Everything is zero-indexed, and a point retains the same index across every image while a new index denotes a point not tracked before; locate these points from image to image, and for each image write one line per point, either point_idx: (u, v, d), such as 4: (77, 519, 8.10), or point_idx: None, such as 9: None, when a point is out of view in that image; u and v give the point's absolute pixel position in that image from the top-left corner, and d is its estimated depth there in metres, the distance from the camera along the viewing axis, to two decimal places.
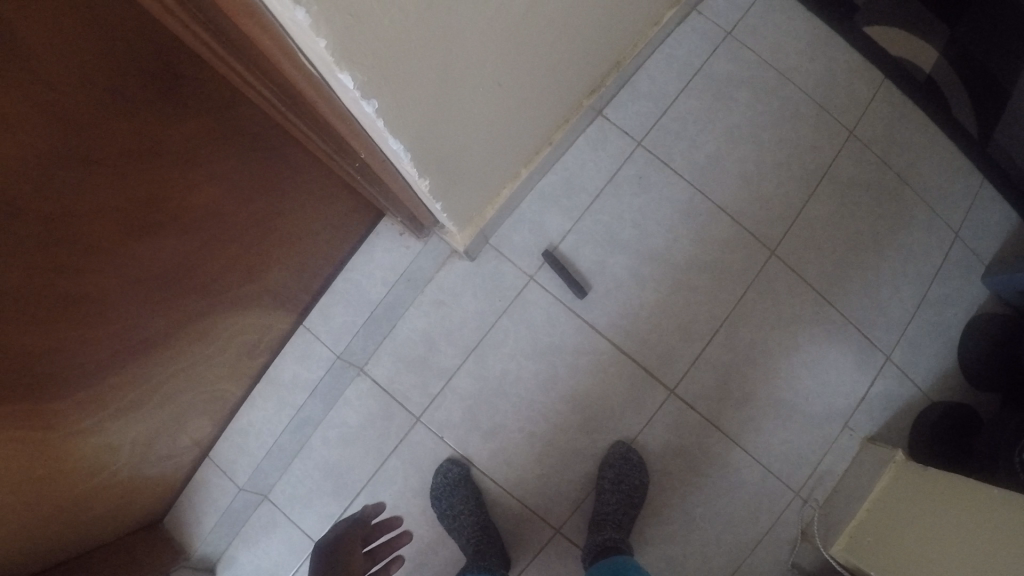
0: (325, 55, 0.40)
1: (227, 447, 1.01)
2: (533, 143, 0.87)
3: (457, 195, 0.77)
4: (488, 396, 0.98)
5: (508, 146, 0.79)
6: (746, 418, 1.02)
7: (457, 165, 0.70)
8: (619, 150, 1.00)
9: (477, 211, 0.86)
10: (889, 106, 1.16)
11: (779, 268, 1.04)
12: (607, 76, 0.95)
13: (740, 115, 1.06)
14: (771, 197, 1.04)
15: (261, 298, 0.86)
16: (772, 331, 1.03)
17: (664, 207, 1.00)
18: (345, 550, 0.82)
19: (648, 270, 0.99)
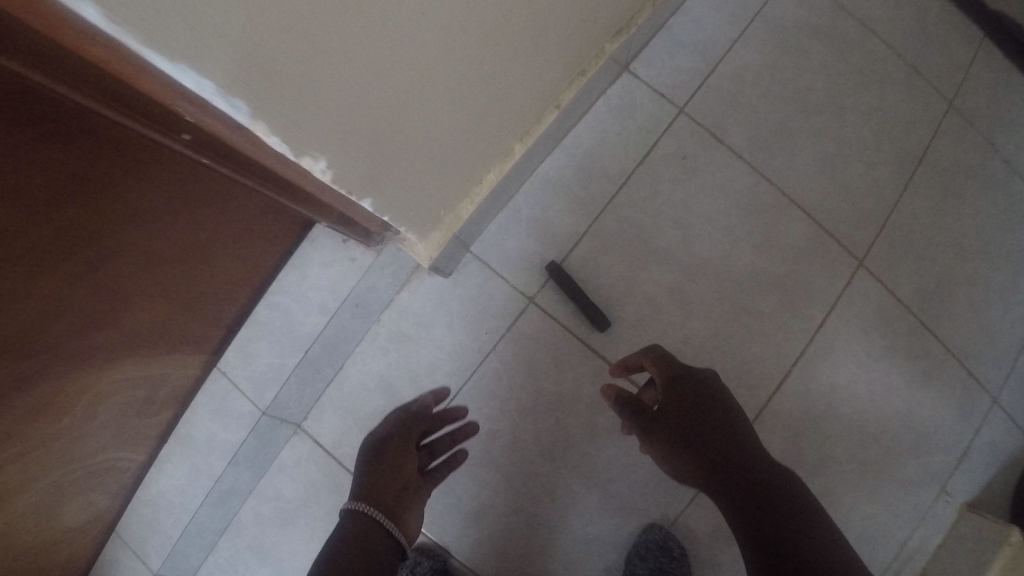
0: None
1: (139, 522, 0.75)
2: (534, 104, 0.55)
3: (401, 188, 0.48)
4: (466, 468, 0.67)
5: (490, 109, 0.48)
6: (823, 487, 0.73)
7: (383, 143, 0.41)
8: (652, 117, 0.71)
9: (444, 207, 0.55)
10: (991, 71, 0.89)
11: (871, 281, 0.75)
12: (640, 10, 0.66)
13: (813, 76, 0.78)
14: (855, 183, 0.76)
15: (110, 352, 0.55)
16: (866, 371, 0.74)
17: (715, 198, 0.71)
18: (407, 439, 0.60)
19: (695, 288, 0.69)
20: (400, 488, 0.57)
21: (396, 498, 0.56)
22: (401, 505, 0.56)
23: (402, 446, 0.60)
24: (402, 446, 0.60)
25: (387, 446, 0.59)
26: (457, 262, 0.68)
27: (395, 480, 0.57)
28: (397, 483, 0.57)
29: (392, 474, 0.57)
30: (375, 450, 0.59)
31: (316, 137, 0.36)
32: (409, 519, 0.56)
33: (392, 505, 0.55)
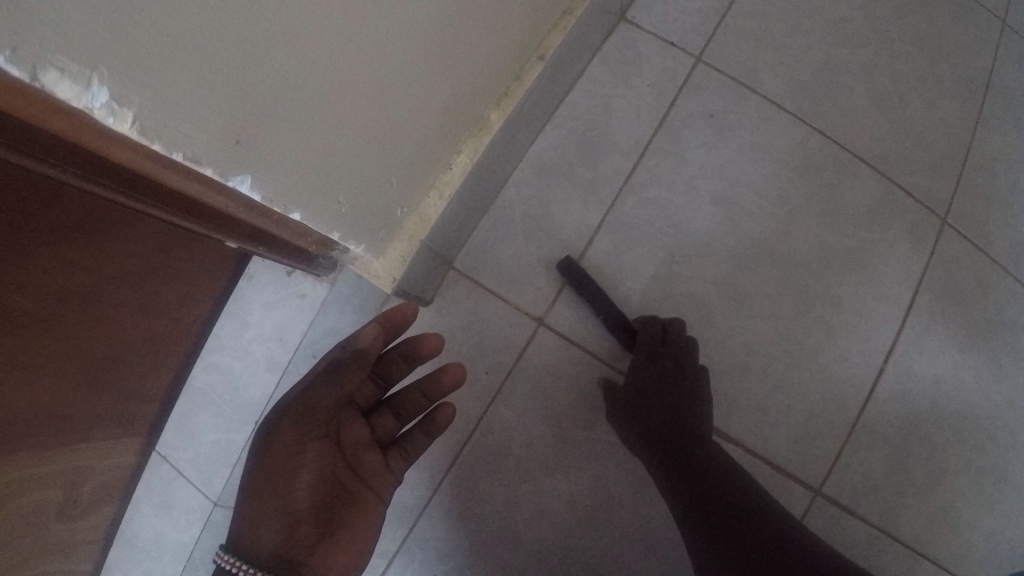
0: None
1: None
2: (507, 51, 0.41)
3: (300, 147, 0.28)
4: (484, 550, 0.51)
5: (445, 37, 0.32)
6: (951, 513, 0.56)
7: (227, 29, 0.20)
8: (665, 71, 0.57)
9: (400, 201, 0.39)
10: None
11: (963, 241, 0.59)
12: None
13: None
14: (922, 124, 0.61)
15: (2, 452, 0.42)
16: (976, 357, 0.58)
17: (757, 160, 0.56)
18: (320, 421, 0.43)
19: (747, 279, 0.54)
20: (316, 499, 0.43)
21: (306, 517, 0.42)
22: (317, 523, 0.42)
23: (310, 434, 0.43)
24: (303, 437, 0.43)
25: (283, 443, 0.43)
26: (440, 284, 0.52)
27: (299, 494, 0.42)
28: (303, 499, 0.42)
29: (293, 488, 0.42)
30: (273, 440, 0.43)
31: (60, 6, 0.15)
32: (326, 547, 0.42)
33: (295, 537, 0.41)
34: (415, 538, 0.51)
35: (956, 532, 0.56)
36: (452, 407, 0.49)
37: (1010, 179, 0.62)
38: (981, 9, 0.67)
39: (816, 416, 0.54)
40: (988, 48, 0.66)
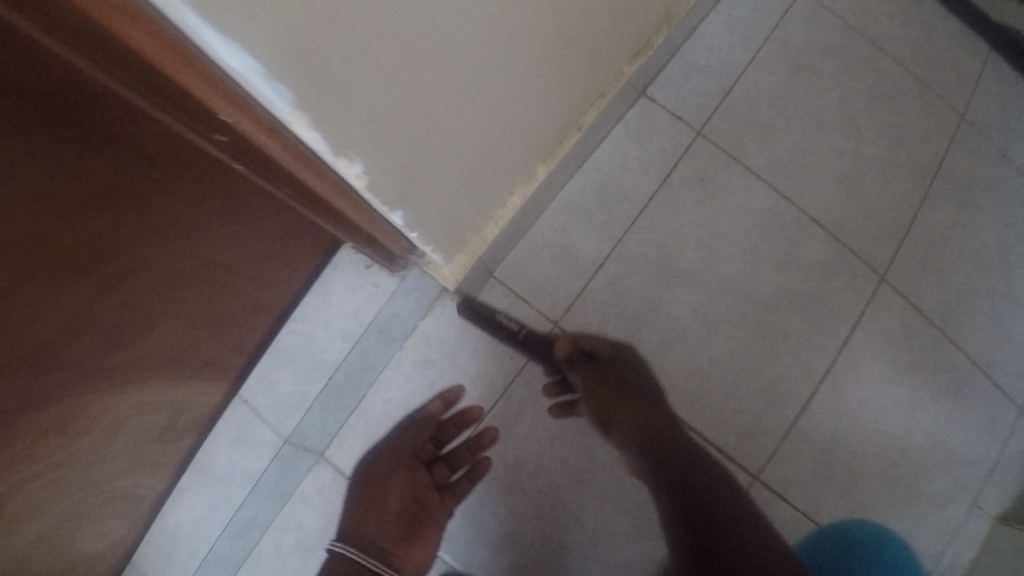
0: None
1: (150, 558, 0.71)
2: (556, 124, 0.57)
3: (435, 196, 0.47)
4: (497, 497, 0.69)
5: (516, 113, 0.48)
6: (865, 509, 0.70)
7: (421, 142, 0.39)
8: (670, 139, 0.72)
9: (470, 229, 0.56)
10: (999, 84, 0.92)
11: (896, 296, 0.74)
12: (655, 33, 0.68)
13: (831, 91, 0.79)
14: (877, 199, 0.77)
15: (161, 368, 0.61)
16: (900, 389, 0.72)
17: (737, 216, 0.71)
18: (405, 464, 0.68)
19: (720, 309, 0.69)
20: (397, 510, 0.67)
21: (393, 518, 0.67)
22: (398, 524, 0.66)
23: (399, 463, 0.68)
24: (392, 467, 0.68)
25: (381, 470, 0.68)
26: (480, 287, 0.67)
27: (390, 504, 0.67)
28: (392, 508, 0.66)
29: (386, 503, 0.66)
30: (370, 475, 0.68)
31: (357, 142, 0.35)
32: (405, 548, 0.66)
33: (387, 532, 0.66)
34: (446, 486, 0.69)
35: None
36: (487, 462, 0.70)
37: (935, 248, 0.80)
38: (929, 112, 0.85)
39: (758, 418, 0.69)
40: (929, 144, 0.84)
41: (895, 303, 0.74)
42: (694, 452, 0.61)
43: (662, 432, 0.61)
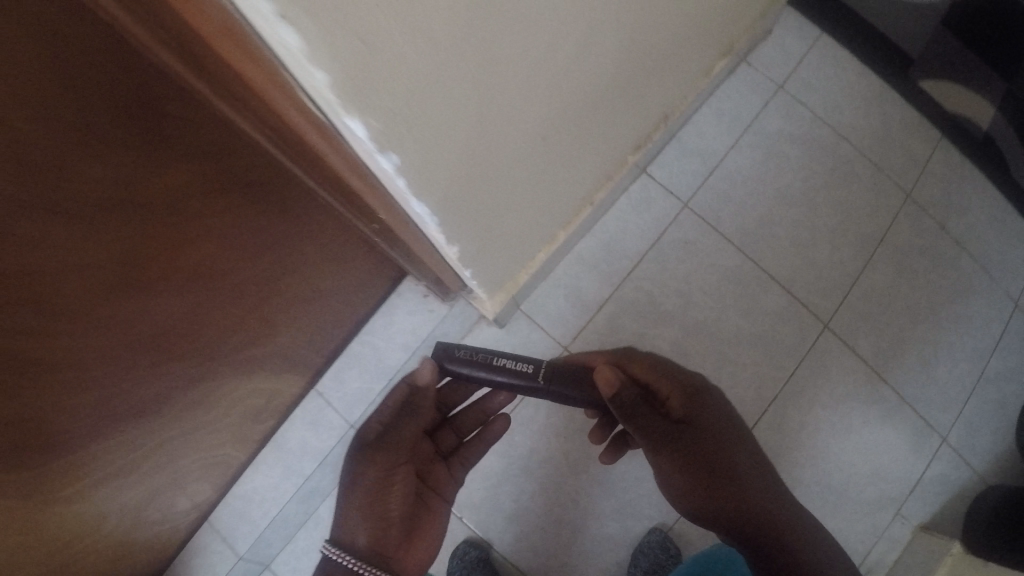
0: (324, 91, 0.32)
1: (228, 512, 0.93)
2: (573, 201, 0.83)
3: (492, 262, 0.73)
4: (512, 476, 0.96)
5: (546, 197, 0.73)
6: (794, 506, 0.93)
7: (489, 230, 0.65)
8: (664, 210, 1.00)
9: (510, 277, 0.82)
10: (948, 168, 1.10)
11: (829, 337, 0.99)
12: (653, 131, 0.97)
13: (792, 175, 1.05)
14: (825, 262, 1.01)
15: (266, 360, 0.83)
16: (827, 414, 0.98)
17: (709, 272, 0.98)
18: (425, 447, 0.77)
19: (692, 341, 0.95)
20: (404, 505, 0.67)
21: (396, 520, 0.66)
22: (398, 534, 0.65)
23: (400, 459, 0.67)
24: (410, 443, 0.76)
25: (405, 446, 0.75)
26: (509, 316, 0.93)
27: (391, 508, 0.65)
28: (392, 510, 0.65)
29: (388, 506, 0.65)
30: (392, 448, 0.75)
31: (458, 237, 0.61)
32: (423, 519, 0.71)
33: (389, 534, 0.64)
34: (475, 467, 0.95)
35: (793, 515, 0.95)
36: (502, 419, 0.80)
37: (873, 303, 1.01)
38: (876, 193, 1.07)
39: None
40: (876, 219, 1.05)
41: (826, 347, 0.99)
42: (732, 463, 0.62)
43: (695, 446, 0.62)
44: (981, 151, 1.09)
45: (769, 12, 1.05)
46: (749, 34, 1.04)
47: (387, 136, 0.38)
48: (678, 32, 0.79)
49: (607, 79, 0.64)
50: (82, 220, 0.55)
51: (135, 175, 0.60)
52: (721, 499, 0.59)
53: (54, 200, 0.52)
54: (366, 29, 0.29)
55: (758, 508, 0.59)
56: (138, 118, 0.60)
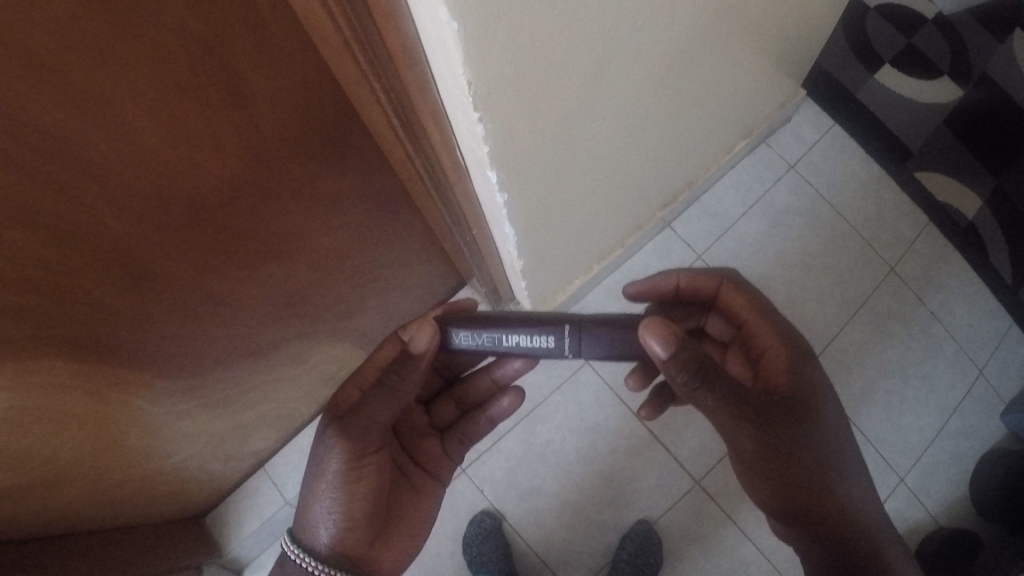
0: (481, 140, 0.59)
1: (283, 463, 1.23)
2: (605, 246, 1.15)
3: (543, 276, 1.03)
4: (527, 462, 1.16)
5: (585, 225, 1.00)
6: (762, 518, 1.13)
7: (545, 253, 0.96)
8: (679, 260, 1.26)
9: (551, 294, 1.13)
10: (931, 248, 1.28)
11: None
12: (679, 193, 1.22)
13: (794, 241, 1.27)
14: (811, 316, 1.24)
15: (347, 335, 1.05)
16: None
17: None
18: (417, 420, 0.96)
19: None
20: (371, 502, 0.80)
21: (364, 517, 0.80)
22: (367, 527, 0.80)
23: (368, 449, 0.78)
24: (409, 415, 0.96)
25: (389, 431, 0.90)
26: None
27: (356, 506, 0.79)
28: (354, 508, 0.78)
29: (353, 503, 0.78)
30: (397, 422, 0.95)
31: (528, 254, 0.91)
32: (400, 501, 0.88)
33: (352, 529, 0.78)
34: (498, 449, 1.17)
35: (760, 525, 1.13)
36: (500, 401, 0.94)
37: (847, 357, 1.22)
38: (862, 265, 1.26)
39: (703, 439, 1.16)
40: (858, 285, 1.25)
41: None
42: (813, 467, 0.80)
43: (781, 434, 0.78)
44: (965, 236, 1.25)
45: (787, 103, 1.27)
46: (768, 121, 1.26)
47: (495, 152, 0.62)
48: (707, 108, 1.00)
49: (642, 127, 0.87)
50: (199, 194, 0.59)
51: (274, 163, 0.64)
52: (801, 490, 0.80)
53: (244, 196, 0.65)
54: (492, 88, 0.53)
55: (836, 507, 0.81)
56: (333, 125, 0.67)
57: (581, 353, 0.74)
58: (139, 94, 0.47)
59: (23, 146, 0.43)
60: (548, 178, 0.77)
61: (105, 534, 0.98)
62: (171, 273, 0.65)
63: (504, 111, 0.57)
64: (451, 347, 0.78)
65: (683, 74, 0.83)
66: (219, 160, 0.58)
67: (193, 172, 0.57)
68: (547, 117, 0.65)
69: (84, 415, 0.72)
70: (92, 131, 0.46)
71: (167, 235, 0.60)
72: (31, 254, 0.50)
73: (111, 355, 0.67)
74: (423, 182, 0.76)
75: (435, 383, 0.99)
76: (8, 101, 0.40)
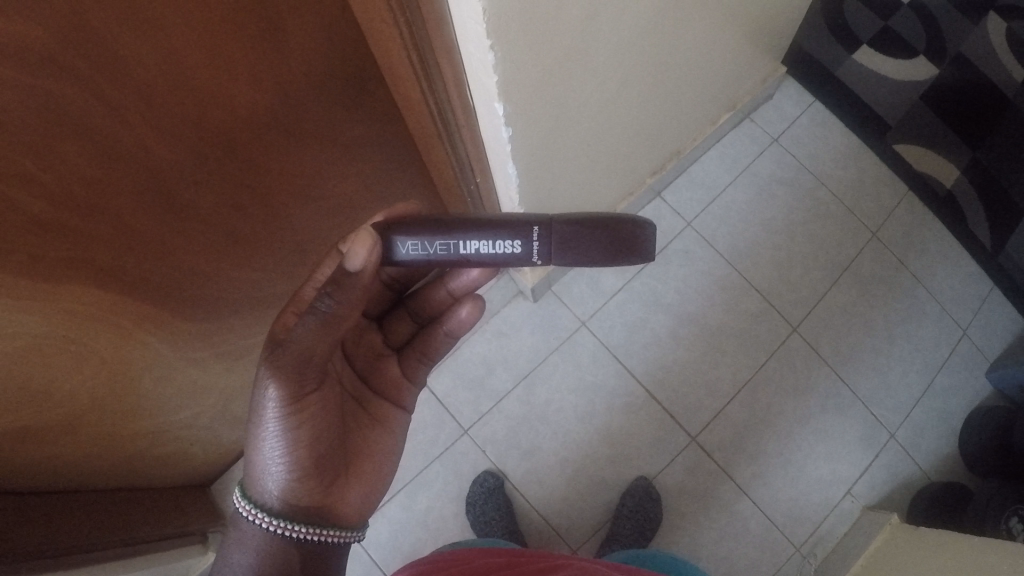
0: (490, 67, 0.62)
1: None
2: (601, 207, 1.19)
3: None
4: (528, 422, 1.21)
5: (583, 179, 1.04)
6: (756, 473, 1.19)
7: (547, 202, 1.00)
8: (669, 227, 1.31)
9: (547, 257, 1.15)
10: (911, 214, 1.33)
11: (796, 339, 1.25)
12: (668, 161, 1.26)
13: (779, 209, 1.32)
14: (798, 280, 1.28)
15: None
16: (788, 403, 1.22)
17: (704, 278, 1.27)
18: (371, 340, 0.90)
19: (684, 330, 1.25)
20: (320, 445, 0.72)
21: (314, 467, 0.71)
22: (322, 474, 0.73)
23: (306, 388, 0.68)
24: (358, 335, 0.89)
25: (337, 360, 0.81)
26: (542, 295, 1.26)
27: (304, 454, 0.70)
28: (303, 457, 0.70)
29: (297, 453, 0.69)
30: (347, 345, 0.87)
31: (529, 201, 0.95)
32: (360, 434, 0.82)
33: (304, 482, 0.71)
34: (500, 412, 1.21)
35: (755, 479, 1.19)
36: (463, 313, 0.89)
37: (835, 318, 1.26)
38: (847, 231, 1.31)
39: (696, 397, 1.22)
40: (843, 249, 1.30)
41: (791, 346, 1.25)
42: None
43: None
44: (946, 203, 1.30)
45: (769, 79, 1.32)
46: (752, 94, 1.31)
47: (503, 83, 0.65)
48: (696, 71, 1.04)
49: (637, 79, 0.90)
50: (228, 123, 0.62)
51: (297, 99, 0.68)
52: None
53: (270, 131, 0.68)
54: (505, 13, 0.56)
55: None
56: (351, 62, 0.70)
57: (551, 260, 0.67)
58: (186, 14, 0.50)
59: (78, 56, 0.46)
60: (551, 120, 0.80)
61: (113, 491, 0.99)
62: (200, 205, 0.67)
63: (514, 40, 0.60)
64: (395, 259, 0.68)
65: (676, 27, 0.86)
66: (249, 90, 0.61)
67: (228, 102, 0.60)
68: (550, 53, 0.68)
69: (101, 353, 0.73)
70: (140, 46, 0.49)
71: (199, 167, 0.63)
72: (73, 170, 0.52)
73: (138, 288, 0.70)
74: (432, 127, 0.81)
75: (386, 296, 0.92)
76: (69, 6, 0.43)
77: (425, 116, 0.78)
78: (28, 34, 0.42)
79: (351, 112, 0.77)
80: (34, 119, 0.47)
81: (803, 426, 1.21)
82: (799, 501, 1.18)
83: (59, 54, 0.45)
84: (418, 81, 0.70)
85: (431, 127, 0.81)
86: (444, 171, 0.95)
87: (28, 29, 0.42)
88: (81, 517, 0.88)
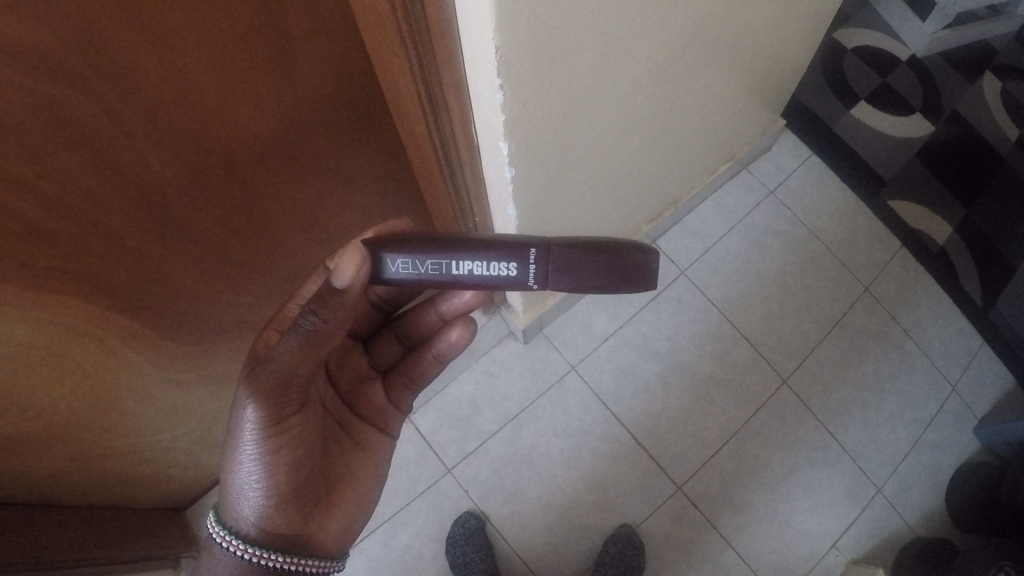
0: (497, 104, 0.63)
1: None
2: None
3: None
4: (514, 462, 1.19)
5: (586, 215, 1.04)
6: (740, 525, 1.18)
7: (555, 225, 0.99)
8: (662, 274, 1.32)
9: (541, 299, 1.15)
10: (905, 270, 1.33)
11: (785, 391, 1.25)
12: (664, 210, 1.28)
13: (771, 260, 1.33)
14: (788, 332, 1.29)
15: None
16: (775, 456, 1.22)
17: (695, 326, 1.28)
18: (357, 362, 0.89)
19: (673, 377, 1.25)
20: (300, 470, 0.71)
21: (293, 492, 0.70)
22: (300, 501, 0.71)
23: (288, 409, 0.67)
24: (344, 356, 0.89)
25: (320, 382, 0.80)
26: (533, 336, 1.26)
27: (283, 478, 0.69)
28: (281, 482, 0.68)
29: (276, 479, 0.68)
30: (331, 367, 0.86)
31: (535, 226, 0.94)
32: (345, 461, 0.81)
33: (282, 509, 0.69)
34: (485, 452, 1.20)
35: (740, 530, 1.17)
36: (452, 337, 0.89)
37: (824, 372, 1.27)
38: (839, 287, 1.32)
39: (683, 445, 1.21)
40: (835, 304, 1.31)
41: (780, 398, 1.25)
42: None
43: None
44: (938, 261, 1.32)
45: (767, 132, 1.34)
46: (749, 148, 1.33)
47: (508, 121, 0.66)
48: (696, 123, 1.07)
49: (642, 122, 0.91)
50: (230, 145, 0.63)
51: (301, 127, 0.69)
52: None
53: (271, 155, 0.68)
54: (515, 52, 0.57)
55: None
56: (356, 95, 0.72)
57: (547, 284, 0.67)
58: (198, 34, 0.51)
59: (89, 67, 0.47)
60: (557, 158, 0.81)
61: (87, 513, 0.97)
62: (196, 225, 0.68)
63: (523, 79, 0.61)
64: (384, 277, 0.68)
65: (682, 75, 0.89)
66: (254, 115, 0.62)
67: (232, 125, 0.61)
68: (558, 96, 0.69)
69: (85, 367, 0.72)
70: (148, 61, 0.50)
71: (197, 186, 0.63)
72: (70, 180, 0.52)
73: (125, 305, 0.70)
74: (434, 162, 0.82)
75: (374, 317, 0.92)
76: (84, 19, 0.44)
77: (427, 151, 0.80)
78: (39, 40, 0.43)
79: (353, 144, 0.78)
80: (37, 125, 0.47)
81: (790, 479, 1.20)
82: (782, 557, 1.16)
83: (67, 62, 0.45)
84: (424, 114, 0.71)
85: (431, 163, 0.82)
86: (443, 207, 0.96)
87: (41, 36, 0.43)
88: (57, 537, 0.86)
